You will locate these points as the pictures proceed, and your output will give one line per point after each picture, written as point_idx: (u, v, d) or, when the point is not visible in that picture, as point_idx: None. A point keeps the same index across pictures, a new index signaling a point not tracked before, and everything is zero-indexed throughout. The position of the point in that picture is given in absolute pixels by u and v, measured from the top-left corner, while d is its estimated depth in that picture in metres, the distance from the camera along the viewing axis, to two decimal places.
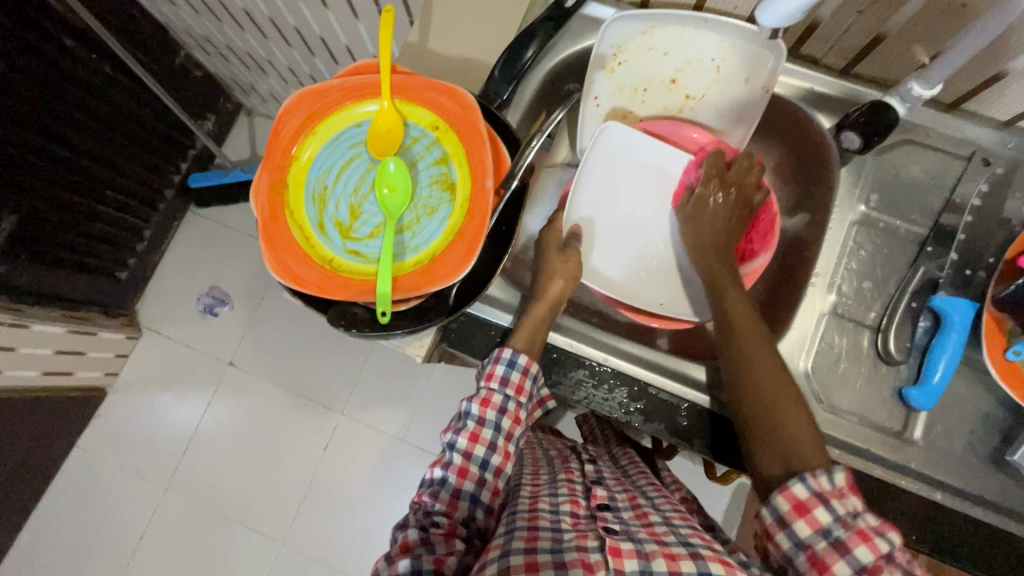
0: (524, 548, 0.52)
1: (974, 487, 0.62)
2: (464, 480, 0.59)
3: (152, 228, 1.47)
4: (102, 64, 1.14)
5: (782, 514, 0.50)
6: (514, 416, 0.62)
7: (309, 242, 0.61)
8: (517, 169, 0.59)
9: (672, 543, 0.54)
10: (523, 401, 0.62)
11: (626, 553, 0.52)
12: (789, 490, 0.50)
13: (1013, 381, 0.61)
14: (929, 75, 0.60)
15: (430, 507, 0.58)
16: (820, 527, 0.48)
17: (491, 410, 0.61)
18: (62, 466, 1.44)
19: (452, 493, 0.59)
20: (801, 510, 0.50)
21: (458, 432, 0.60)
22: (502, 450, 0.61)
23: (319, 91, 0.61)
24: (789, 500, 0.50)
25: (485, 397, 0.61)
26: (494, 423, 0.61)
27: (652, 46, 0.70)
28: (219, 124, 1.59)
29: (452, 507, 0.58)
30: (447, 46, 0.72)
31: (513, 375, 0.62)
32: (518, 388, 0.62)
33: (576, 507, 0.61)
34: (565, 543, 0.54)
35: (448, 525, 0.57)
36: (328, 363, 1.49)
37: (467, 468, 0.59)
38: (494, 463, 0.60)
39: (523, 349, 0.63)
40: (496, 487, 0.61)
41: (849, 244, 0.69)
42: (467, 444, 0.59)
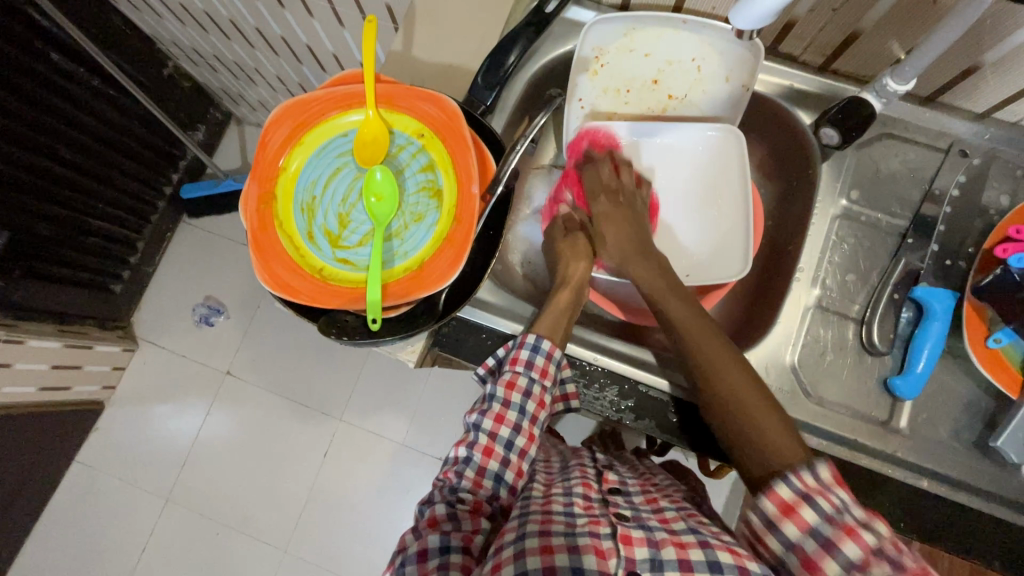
0: (539, 533, 0.54)
1: (960, 473, 0.63)
2: (489, 459, 0.60)
3: (145, 240, 1.47)
4: (91, 78, 1.14)
5: (769, 515, 0.50)
6: (539, 400, 0.62)
7: (300, 252, 0.62)
8: (503, 173, 0.60)
9: (682, 530, 0.55)
10: (548, 384, 0.62)
11: (637, 540, 0.54)
12: (774, 492, 0.50)
13: (995, 368, 0.63)
14: (903, 71, 0.61)
15: (456, 483, 0.59)
16: (807, 527, 0.48)
17: (516, 393, 0.61)
18: (63, 479, 1.45)
19: (476, 470, 0.60)
20: (788, 509, 0.49)
21: (483, 414, 0.61)
22: (526, 432, 0.61)
23: (304, 102, 0.62)
24: (775, 502, 0.50)
25: (510, 379, 0.61)
26: (518, 406, 0.61)
27: (633, 49, 0.71)
28: (209, 134, 1.59)
29: (477, 484, 0.60)
30: (431, 53, 0.72)
31: (537, 359, 0.62)
32: (542, 371, 0.62)
33: (589, 490, 0.62)
34: (578, 528, 0.55)
35: (473, 502, 0.59)
36: (326, 369, 1.50)
37: (493, 447, 0.60)
38: (518, 444, 0.61)
39: (547, 333, 0.63)
40: (520, 467, 0.62)
41: (832, 238, 0.70)
42: (493, 425, 0.60)
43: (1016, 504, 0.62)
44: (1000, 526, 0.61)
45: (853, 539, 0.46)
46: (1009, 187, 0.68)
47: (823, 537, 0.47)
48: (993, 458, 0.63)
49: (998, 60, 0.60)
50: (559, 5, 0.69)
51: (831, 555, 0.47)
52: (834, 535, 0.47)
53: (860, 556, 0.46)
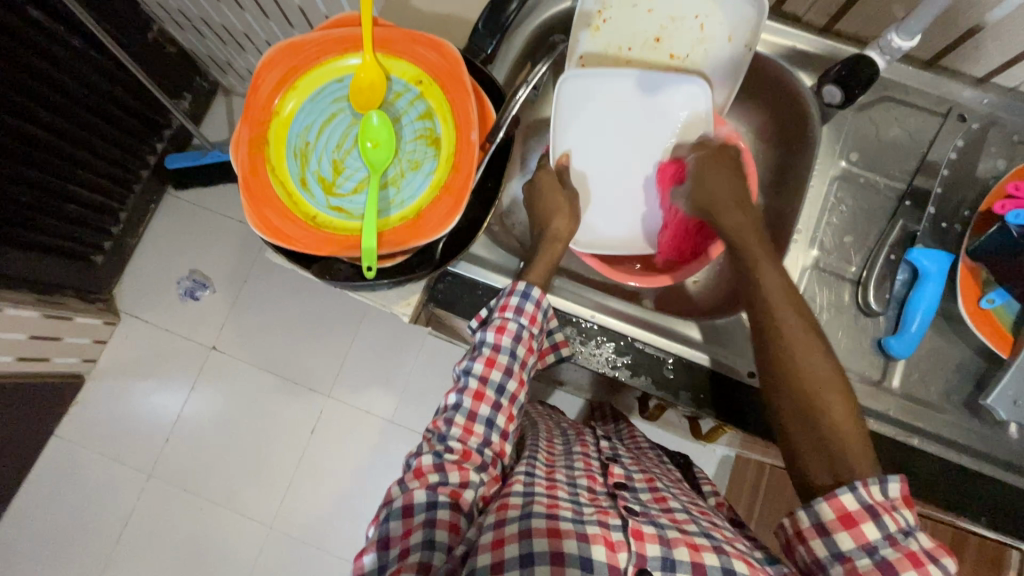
0: (545, 515, 0.53)
1: (950, 433, 0.64)
2: (480, 403, 0.59)
3: (128, 210, 1.43)
4: (71, 37, 1.09)
5: (824, 522, 0.49)
6: (529, 344, 0.61)
7: (293, 198, 0.60)
8: (503, 121, 0.59)
9: (695, 533, 0.55)
10: (537, 331, 0.61)
11: (648, 536, 0.53)
12: (837, 500, 0.49)
13: (987, 328, 0.63)
14: (907, 27, 0.60)
15: (445, 432, 0.59)
16: (866, 541, 0.48)
17: (506, 337, 0.60)
18: (41, 455, 1.41)
19: (467, 416, 0.59)
20: (847, 521, 0.49)
21: (473, 358, 0.60)
22: (518, 376, 0.61)
23: (298, 44, 0.60)
24: (836, 508, 0.49)
25: (500, 325, 0.60)
26: (509, 350, 0.60)
27: (636, 3, 0.70)
28: (195, 102, 1.55)
29: (468, 432, 0.58)
30: (429, 3, 0.70)
31: (527, 306, 0.61)
32: (531, 318, 0.61)
33: (593, 482, 0.61)
34: (586, 516, 0.55)
35: (462, 451, 0.57)
36: (314, 346, 1.47)
37: (483, 392, 0.59)
38: (509, 389, 0.60)
39: (538, 283, 0.64)
40: (511, 412, 0.61)
41: (831, 200, 0.70)
42: (482, 369, 0.59)
43: (1002, 461, 0.63)
44: (986, 484, 0.62)
45: (915, 567, 0.46)
46: (1005, 153, 0.68)
47: (881, 556, 0.47)
48: (982, 418, 0.64)
49: (1000, 22, 0.60)
50: None
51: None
52: (894, 558, 0.47)
53: None
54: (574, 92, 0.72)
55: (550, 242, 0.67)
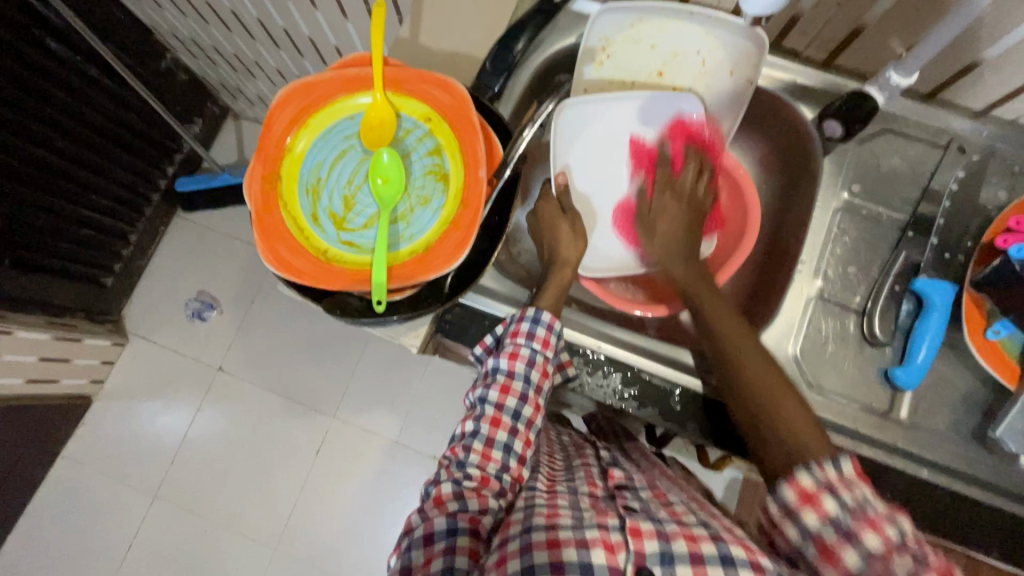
0: (545, 526, 0.53)
1: (959, 464, 0.63)
2: (497, 429, 0.60)
3: (138, 233, 1.46)
4: (89, 67, 1.13)
5: (788, 504, 0.50)
6: (542, 369, 0.61)
7: (305, 234, 0.61)
8: (510, 157, 0.61)
9: (692, 525, 0.55)
10: (551, 354, 0.62)
11: (647, 534, 0.53)
12: (796, 481, 0.50)
13: (993, 359, 0.63)
14: (906, 65, 0.61)
15: (463, 458, 0.59)
16: (828, 516, 0.48)
17: (519, 363, 0.61)
18: (46, 476, 1.42)
19: (485, 442, 0.60)
20: (808, 499, 0.49)
21: (488, 387, 0.62)
22: (533, 402, 0.61)
23: (311, 84, 0.61)
24: (795, 490, 0.50)
25: (512, 351, 0.61)
26: (523, 375, 0.61)
27: (640, 39, 0.72)
28: (206, 127, 1.58)
29: (486, 458, 0.59)
30: (437, 40, 0.72)
31: (538, 330, 0.61)
32: (545, 342, 0.62)
33: (595, 488, 0.62)
34: (585, 522, 0.55)
35: (481, 478, 0.58)
36: (320, 367, 1.48)
37: (500, 418, 0.60)
38: (525, 415, 0.61)
39: (549, 309, 0.64)
40: (528, 437, 0.62)
41: (834, 230, 0.71)
42: (498, 396, 0.61)
43: (1012, 493, 0.63)
44: (995, 516, 0.62)
45: (875, 532, 0.46)
46: (1006, 183, 0.69)
47: (845, 527, 0.47)
48: (991, 449, 0.64)
49: (996, 58, 0.61)
50: None
51: (853, 546, 0.47)
52: (856, 527, 0.47)
53: (882, 548, 0.46)
54: (574, 120, 0.74)
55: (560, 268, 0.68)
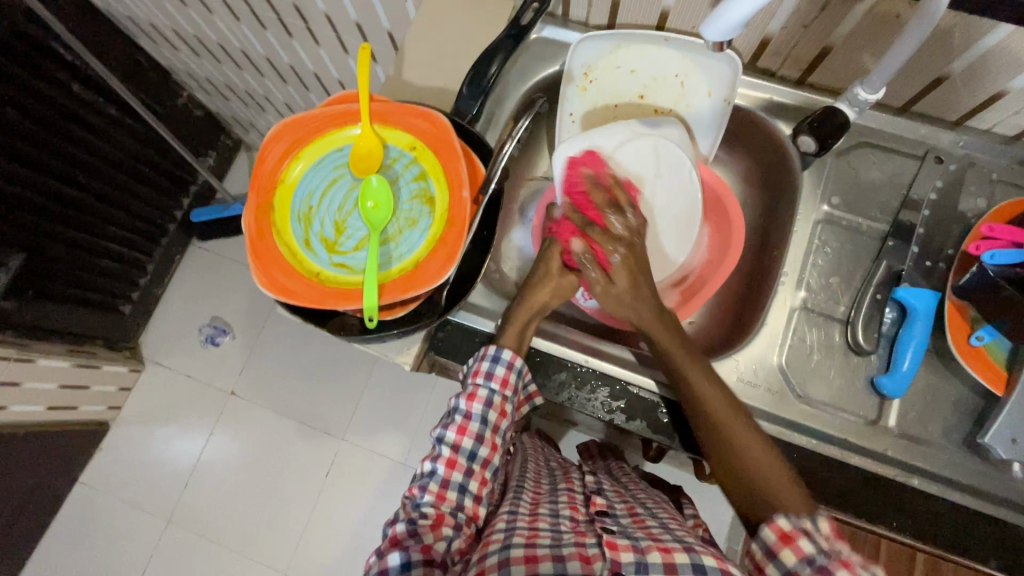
0: (524, 544, 0.55)
1: (951, 472, 0.63)
2: (452, 471, 0.61)
3: (155, 262, 1.52)
4: (109, 106, 1.20)
5: (770, 545, 0.52)
6: (500, 409, 0.64)
7: (296, 258, 0.64)
8: (493, 174, 0.64)
9: (667, 540, 0.57)
10: (510, 394, 0.64)
11: (622, 546, 0.55)
12: (775, 522, 0.52)
13: (979, 366, 0.64)
14: (871, 81, 0.64)
15: (419, 498, 0.61)
16: (804, 555, 0.49)
17: (477, 404, 0.63)
18: (65, 501, 1.45)
19: (440, 483, 0.61)
20: (788, 540, 0.51)
21: (446, 426, 0.63)
22: (489, 442, 0.63)
23: (302, 120, 0.66)
24: (774, 531, 0.52)
25: (472, 391, 0.63)
26: (480, 416, 0.63)
27: (619, 65, 0.75)
28: (220, 159, 1.65)
29: (441, 498, 0.61)
30: (421, 74, 0.77)
31: (498, 369, 0.63)
32: (503, 381, 0.64)
33: (575, 513, 0.63)
34: (564, 541, 0.57)
35: (436, 515, 0.59)
36: (329, 390, 1.51)
37: (456, 459, 0.62)
38: (481, 455, 0.63)
39: (511, 346, 0.65)
40: (484, 477, 0.63)
41: (815, 242, 0.73)
42: (455, 437, 0.62)
43: (1008, 501, 0.62)
44: (992, 525, 0.61)
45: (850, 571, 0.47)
46: (985, 191, 0.70)
47: (819, 565, 0.48)
48: (984, 456, 0.64)
49: (963, 70, 0.63)
50: (534, 19, 0.72)
51: None
52: (830, 563, 0.47)
53: None
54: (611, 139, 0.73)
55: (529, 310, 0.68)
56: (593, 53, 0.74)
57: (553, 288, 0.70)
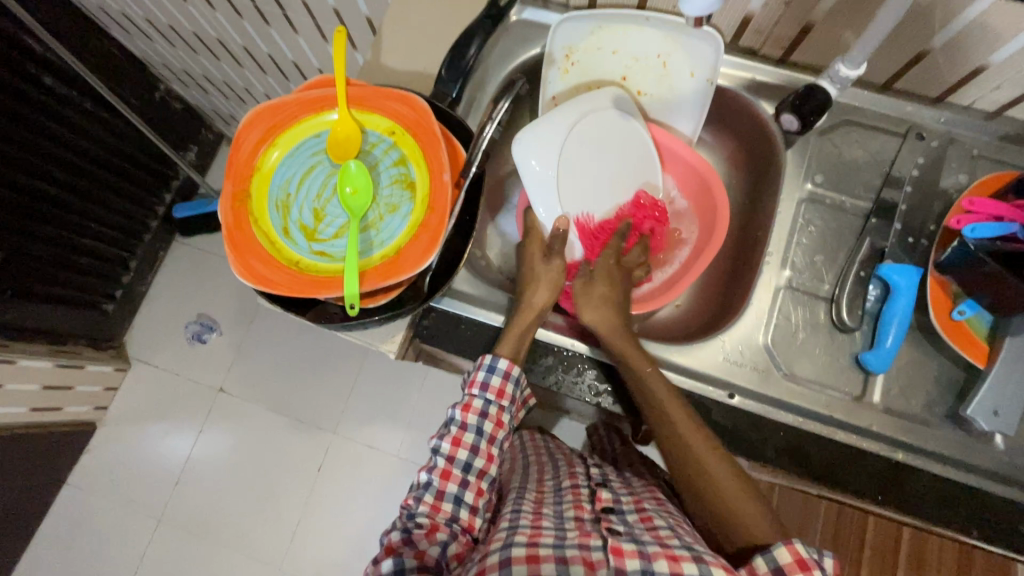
0: (526, 543, 0.55)
1: (935, 445, 0.64)
2: (447, 482, 0.61)
3: (137, 259, 1.49)
4: (83, 100, 1.17)
5: (781, 566, 0.50)
6: (496, 419, 0.64)
7: (276, 247, 0.63)
8: (473, 157, 0.62)
9: (675, 546, 0.55)
10: (506, 404, 0.64)
11: (627, 552, 0.54)
12: (793, 545, 0.50)
13: (961, 339, 0.64)
14: (853, 56, 0.64)
15: (414, 508, 0.60)
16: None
17: (472, 414, 0.63)
18: (53, 503, 1.43)
19: (435, 494, 0.60)
20: (803, 565, 0.49)
21: (442, 438, 0.63)
22: (485, 453, 0.63)
23: (277, 106, 0.64)
24: (792, 554, 0.50)
25: (467, 402, 0.64)
26: (475, 427, 0.63)
27: (600, 46, 0.74)
28: (201, 154, 1.61)
29: (436, 509, 0.60)
30: (400, 58, 0.75)
31: (493, 380, 0.63)
32: (499, 392, 0.63)
33: (580, 511, 0.63)
34: (567, 541, 0.56)
35: (431, 524, 0.59)
36: (319, 384, 1.50)
37: (450, 471, 0.62)
38: (477, 466, 0.63)
39: (508, 354, 0.64)
40: (480, 489, 0.63)
41: (799, 221, 0.72)
42: (450, 448, 0.62)
43: (991, 472, 0.63)
44: (974, 496, 0.62)
45: None
46: (966, 167, 0.71)
47: None
48: (967, 428, 0.64)
49: (944, 44, 0.63)
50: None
51: None
52: None
53: None
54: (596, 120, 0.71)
55: (528, 312, 0.66)
56: (572, 32, 0.72)
57: (548, 286, 0.68)
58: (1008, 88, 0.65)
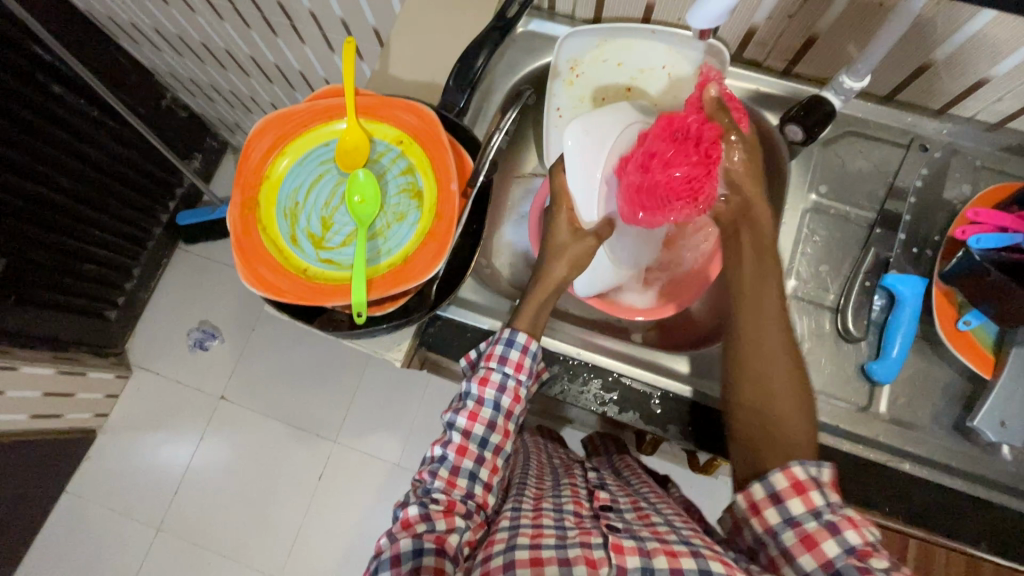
0: (530, 545, 0.55)
1: (941, 455, 0.64)
2: (463, 458, 0.61)
3: (141, 266, 1.49)
4: (90, 108, 1.18)
5: (777, 490, 0.54)
6: (513, 394, 0.62)
7: (284, 255, 0.63)
8: (482, 165, 0.63)
9: (674, 541, 0.56)
10: (523, 378, 0.62)
11: (629, 549, 0.54)
12: (790, 471, 0.54)
13: (967, 350, 0.64)
14: (856, 69, 0.64)
15: (429, 484, 0.60)
16: (814, 506, 0.52)
17: (490, 389, 0.62)
18: (52, 511, 1.42)
19: (450, 470, 0.61)
20: (799, 489, 0.53)
21: (458, 412, 0.63)
22: (501, 429, 0.63)
23: (288, 115, 0.65)
24: (788, 478, 0.53)
25: (484, 375, 0.63)
26: (493, 402, 0.62)
27: (606, 59, 0.75)
28: (206, 162, 1.62)
29: (452, 484, 0.60)
30: (407, 69, 0.76)
31: (512, 353, 0.62)
32: (518, 366, 0.63)
33: (580, 507, 0.64)
34: (570, 540, 0.56)
35: (447, 502, 0.59)
36: (320, 392, 1.49)
37: (467, 446, 0.61)
38: (493, 442, 0.62)
39: (525, 330, 0.64)
40: (495, 465, 0.63)
41: (804, 231, 0.73)
42: (466, 423, 0.62)
43: (997, 482, 0.63)
44: (981, 507, 0.62)
45: (854, 528, 0.50)
46: (969, 178, 0.71)
47: (826, 519, 0.51)
48: (972, 438, 0.64)
49: (947, 57, 0.64)
50: (519, 11, 0.72)
51: (832, 535, 0.50)
52: (837, 520, 0.51)
53: (861, 543, 0.50)
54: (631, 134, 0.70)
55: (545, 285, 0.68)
56: (578, 43, 0.73)
57: (567, 259, 0.68)
58: (1010, 100, 0.66)
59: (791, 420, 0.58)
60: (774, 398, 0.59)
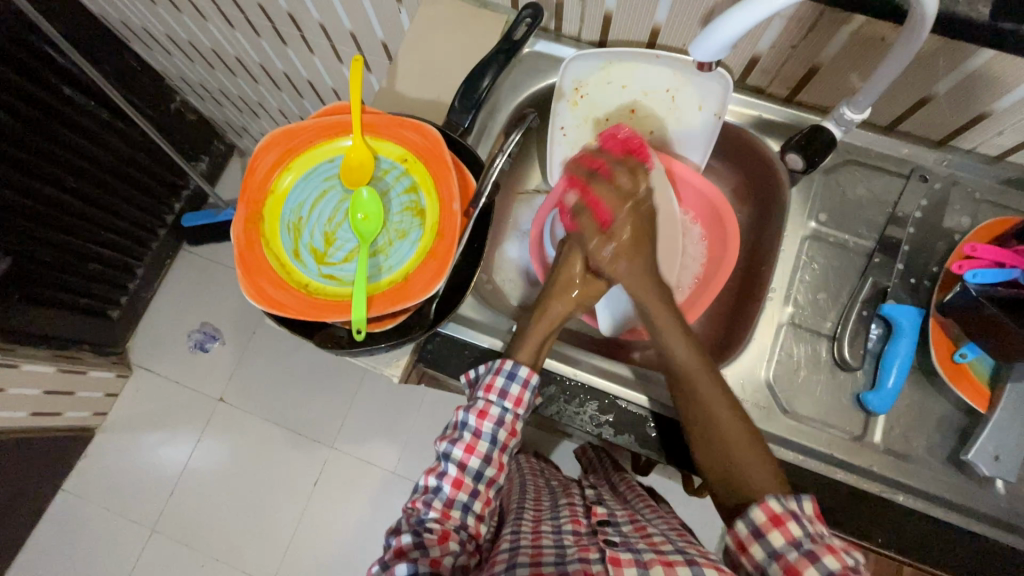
0: (529, 563, 0.55)
1: (935, 488, 0.64)
2: (458, 490, 0.60)
3: (145, 266, 1.50)
4: (100, 110, 1.19)
5: (758, 526, 0.53)
6: (510, 428, 0.62)
7: (286, 270, 0.64)
8: (483, 187, 0.63)
9: (669, 552, 0.56)
10: (521, 412, 0.62)
11: (625, 562, 0.54)
12: (767, 504, 0.53)
13: (963, 383, 0.64)
14: (857, 102, 0.65)
15: (424, 514, 0.60)
16: (793, 538, 0.51)
17: (488, 422, 0.62)
18: (48, 508, 1.43)
19: (445, 501, 0.60)
20: (777, 522, 0.52)
21: (453, 443, 0.62)
22: (496, 462, 0.62)
23: (293, 130, 0.66)
24: (766, 512, 0.53)
25: (482, 408, 0.62)
26: (490, 435, 0.62)
27: (611, 81, 0.75)
28: (212, 165, 1.63)
29: (446, 515, 0.60)
30: (414, 85, 0.77)
31: (513, 388, 0.62)
32: (517, 401, 0.62)
33: (577, 526, 0.64)
34: (568, 556, 0.57)
35: (441, 531, 0.59)
36: (318, 398, 1.50)
37: (462, 479, 0.61)
38: (488, 475, 0.62)
39: (526, 362, 0.64)
40: (488, 497, 0.62)
41: (802, 258, 0.73)
42: (462, 455, 0.61)
43: (990, 517, 0.63)
44: (972, 540, 0.62)
45: (833, 554, 0.49)
46: (969, 210, 0.71)
47: (806, 549, 0.50)
48: (966, 471, 0.64)
49: (948, 91, 0.64)
50: (525, 33, 0.73)
51: (813, 563, 0.49)
52: (815, 549, 0.50)
53: (839, 567, 0.48)
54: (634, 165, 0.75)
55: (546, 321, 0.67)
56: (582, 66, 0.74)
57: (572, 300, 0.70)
58: (1010, 134, 0.66)
59: (749, 462, 0.58)
60: (726, 441, 0.59)
